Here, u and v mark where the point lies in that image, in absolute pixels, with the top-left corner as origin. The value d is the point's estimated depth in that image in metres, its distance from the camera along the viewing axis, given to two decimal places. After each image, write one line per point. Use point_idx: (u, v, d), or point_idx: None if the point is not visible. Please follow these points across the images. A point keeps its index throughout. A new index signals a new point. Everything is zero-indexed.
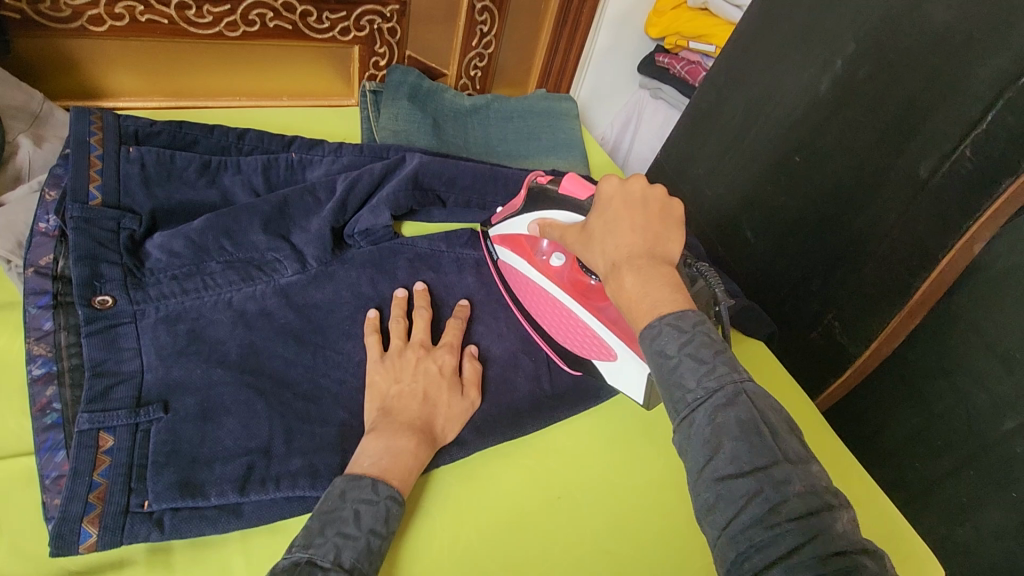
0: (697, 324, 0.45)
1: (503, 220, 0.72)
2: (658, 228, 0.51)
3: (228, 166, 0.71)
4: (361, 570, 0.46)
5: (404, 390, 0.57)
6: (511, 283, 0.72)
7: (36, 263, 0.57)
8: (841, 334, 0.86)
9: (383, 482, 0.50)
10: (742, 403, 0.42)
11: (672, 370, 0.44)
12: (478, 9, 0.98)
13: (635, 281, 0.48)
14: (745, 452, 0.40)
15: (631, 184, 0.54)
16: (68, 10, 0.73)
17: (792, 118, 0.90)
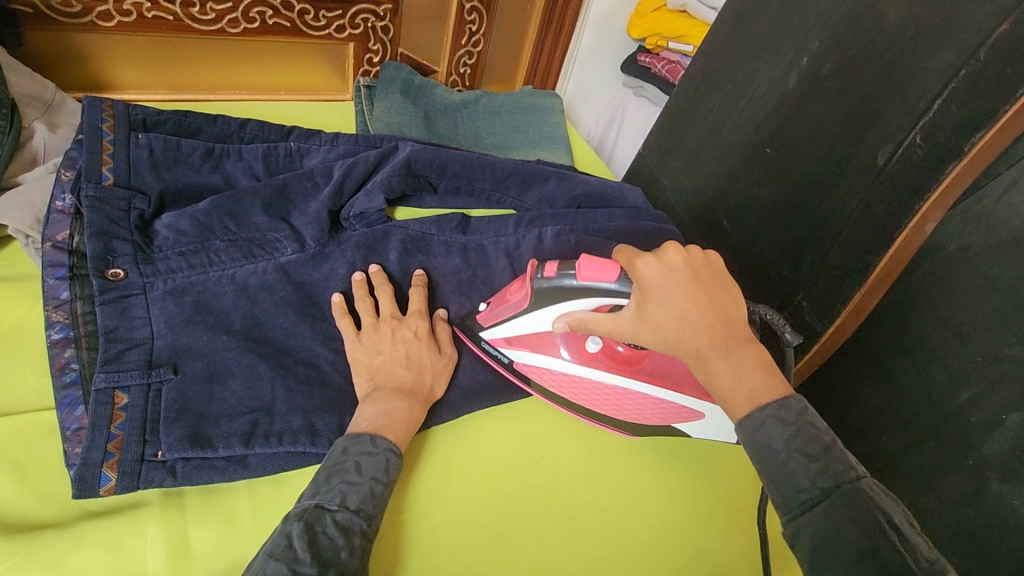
0: (800, 413, 0.48)
1: (500, 321, 0.67)
2: (718, 298, 0.53)
3: (230, 153, 0.75)
4: (366, 511, 0.49)
5: (387, 360, 0.61)
6: (544, 383, 0.68)
7: (54, 238, 0.62)
8: (808, 312, 0.91)
9: (381, 436, 0.54)
10: (862, 503, 0.43)
11: (783, 465, 0.46)
12: (466, 9, 1.04)
13: (726, 368, 0.50)
14: (871, 554, 0.41)
15: (671, 258, 0.55)
16: (79, 5, 0.77)
17: (764, 112, 0.95)
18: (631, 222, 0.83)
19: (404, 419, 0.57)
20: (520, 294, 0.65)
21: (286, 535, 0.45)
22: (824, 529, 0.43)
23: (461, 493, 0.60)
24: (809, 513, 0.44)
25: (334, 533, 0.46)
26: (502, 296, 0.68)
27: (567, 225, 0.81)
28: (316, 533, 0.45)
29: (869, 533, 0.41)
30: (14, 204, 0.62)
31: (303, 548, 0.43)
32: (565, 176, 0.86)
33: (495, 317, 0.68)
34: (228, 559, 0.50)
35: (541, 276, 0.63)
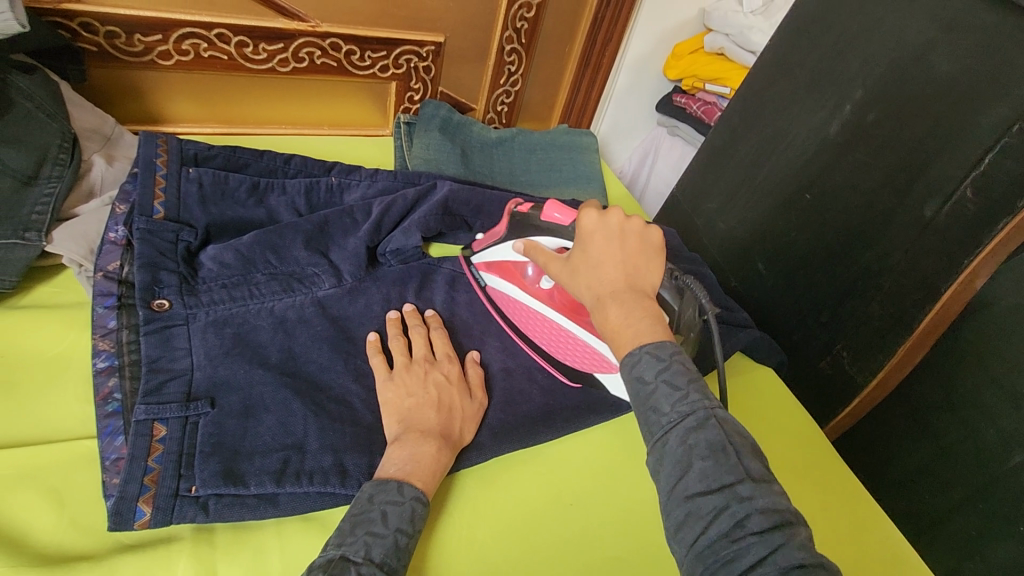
0: (675, 354, 0.49)
1: (488, 249, 0.77)
2: (639, 261, 0.55)
3: (275, 188, 0.77)
4: (391, 565, 0.48)
5: (419, 401, 0.61)
6: (501, 305, 0.77)
7: (105, 268, 0.64)
8: (847, 362, 0.88)
9: (408, 483, 0.54)
10: (713, 427, 0.45)
11: (648, 396, 0.48)
12: (507, 51, 1.06)
13: (619, 313, 0.52)
14: (712, 471, 0.43)
15: (610, 218, 0.57)
16: (141, 45, 0.81)
17: (803, 158, 0.94)
18: None
19: (433, 463, 0.56)
20: (501, 225, 0.75)
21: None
22: (678, 451, 0.45)
23: (480, 546, 0.58)
24: (663, 437, 0.46)
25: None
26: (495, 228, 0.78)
27: None
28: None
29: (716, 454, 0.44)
30: (70, 235, 0.64)
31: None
32: None
33: (483, 244, 0.77)
34: None
35: (515, 213, 0.73)
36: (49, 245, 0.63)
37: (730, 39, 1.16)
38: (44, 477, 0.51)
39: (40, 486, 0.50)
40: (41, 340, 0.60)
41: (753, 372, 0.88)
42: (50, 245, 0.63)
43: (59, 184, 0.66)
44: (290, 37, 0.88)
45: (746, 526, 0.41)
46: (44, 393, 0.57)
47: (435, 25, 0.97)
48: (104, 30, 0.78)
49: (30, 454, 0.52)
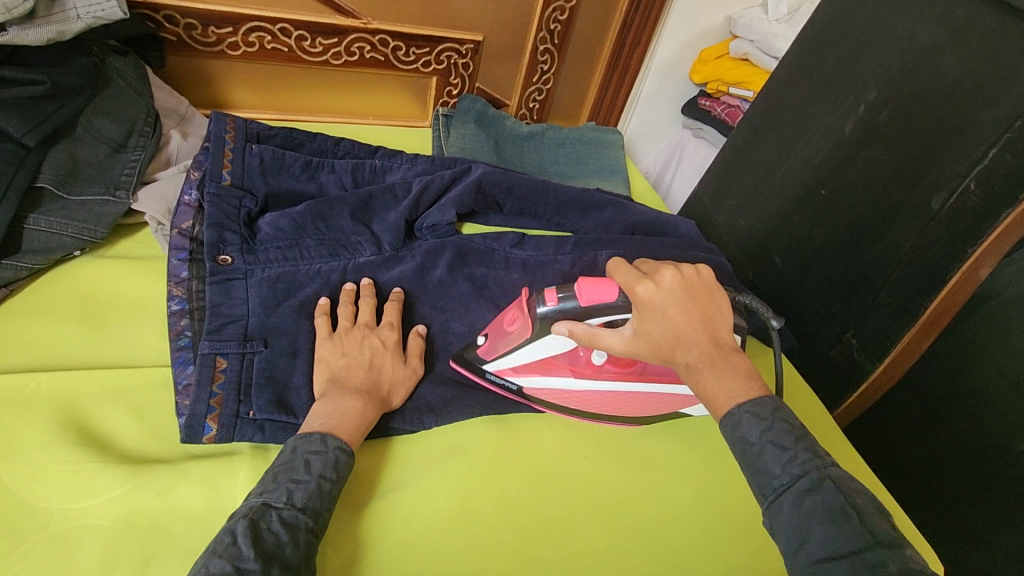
0: (775, 410, 0.51)
1: (503, 354, 0.68)
2: (711, 314, 0.57)
3: (326, 166, 0.85)
4: (313, 508, 0.50)
5: (351, 362, 0.63)
6: (547, 398, 0.71)
7: (180, 226, 0.72)
8: (856, 349, 0.92)
9: (331, 435, 0.55)
10: (828, 488, 0.46)
11: (756, 456, 0.49)
12: (540, 51, 1.13)
13: (713, 378, 0.53)
14: (835, 536, 0.44)
15: (672, 279, 0.57)
16: (213, 37, 0.91)
17: (819, 156, 0.98)
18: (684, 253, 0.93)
19: (356, 417, 0.58)
20: (520, 325, 0.66)
21: (229, 532, 0.46)
22: (794, 516, 0.46)
23: (498, 482, 0.64)
24: (780, 500, 0.47)
25: (279, 529, 0.47)
26: (499, 329, 0.68)
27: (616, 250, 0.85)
28: (259, 529, 0.46)
29: (832, 515, 0.44)
30: (152, 196, 0.74)
31: (245, 544, 0.45)
32: (621, 206, 0.93)
33: (495, 350, 0.68)
34: None
35: (540, 304, 0.63)
36: (135, 204, 0.72)
37: (755, 45, 1.21)
38: (128, 395, 0.59)
39: (124, 402, 0.58)
40: (123, 285, 0.69)
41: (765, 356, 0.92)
42: (136, 204, 0.72)
43: (144, 151, 0.75)
44: (343, 33, 0.97)
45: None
46: (127, 328, 0.65)
47: (474, 25, 1.05)
48: (183, 23, 0.88)
49: (116, 374, 0.60)
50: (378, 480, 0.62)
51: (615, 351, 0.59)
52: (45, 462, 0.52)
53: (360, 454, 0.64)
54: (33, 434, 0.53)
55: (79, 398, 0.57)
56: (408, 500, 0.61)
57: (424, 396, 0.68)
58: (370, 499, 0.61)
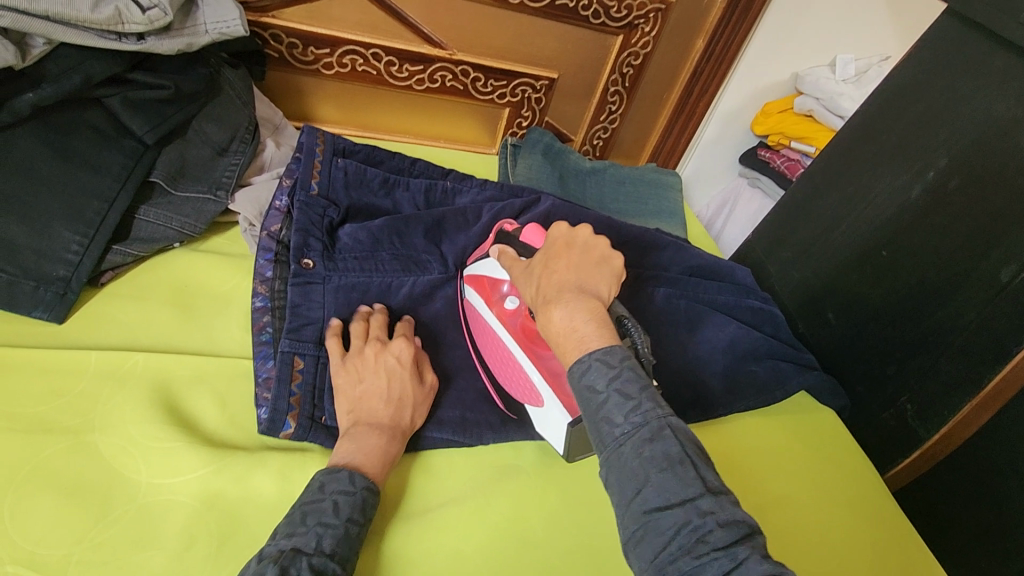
0: (625, 360, 0.51)
1: (474, 263, 0.74)
2: (594, 274, 0.59)
3: (401, 184, 0.88)
4: (341, 554, 0.50)
5: (367, 390, 0.62)
6: (470, 322, 0.74)
7: (269, 229, 0.76)
8: (911, 415, 0.90)
9: (359, 474, 0.55)
10: (667, 436, 0.48)
11: (601, 405, 0.50)
12: (610, 92, 1.17)
13: (562, 314, 0.54)
14: (671, 485, 0.45)
15: (577, 232, 0.62)
16: (312, 56, 0.98)
17: (882, 219, 0.94)
18: (737, 300, 0.95)
19: (381, 452, 0.58)
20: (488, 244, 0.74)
21: (261, 575, 0.45)
22: (631, 464, 0.47)
23: (553, 506, 0.65)
24: (617, 448, 0.48)
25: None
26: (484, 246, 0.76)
27: (677, 291, 0.93)
28: (291, 573, 0.46)
29: (670, 466, 0.46)
30: (249, 198, 0.79)
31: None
32: (682, 248, 0.97)
33: (477, 258, 0.75)
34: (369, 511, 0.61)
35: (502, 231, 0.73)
36: (232, 203, 0.77)
37: (819, 102, 1.23)
38: (213, 383, 0.62)
39: (211, 388, 0.62)
40: (214, 278, 0.73)
41: (811, 409, 0.92)
42: (233, 203, 0.77)
43: (243, 156, 0.80)
44: (429, 61, 1.02)
45: (707, 540, 0.43)
46: (216, 317, 0.70)
47: (550, 63, 1.10)
48: (287, 41, 0.95)
49: (205, 361, 0.64)
50: (431, 492, 0.64)
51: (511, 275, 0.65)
52: (138, 437, 0.55)
53: (417, 465, 0.66)
54: (130, 408, 0.57)
55: (170, 380, 0.61)
56: (465, 514, 0.62)
57: (484, 413, 0.71)
58: (423, 512, 0.62)
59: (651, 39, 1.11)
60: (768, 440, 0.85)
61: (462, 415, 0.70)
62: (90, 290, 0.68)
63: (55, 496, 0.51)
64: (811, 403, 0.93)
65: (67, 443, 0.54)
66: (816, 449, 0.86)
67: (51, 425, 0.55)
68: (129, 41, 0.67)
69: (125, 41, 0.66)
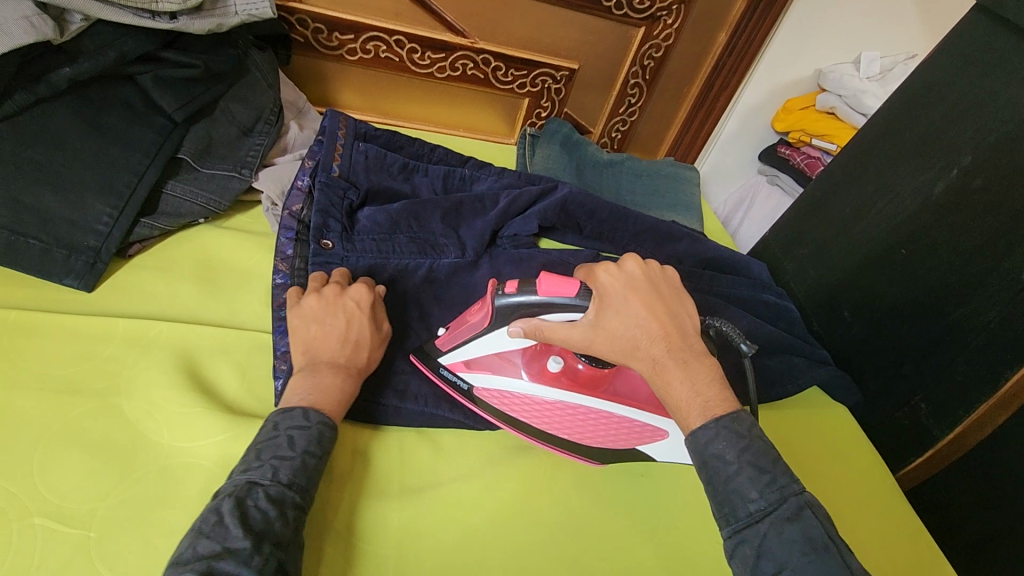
0: (751, 429, 0.53)
1: (461, 347, 0.68)
2: (676, 308, 0.58)
3: (420, 170, 0.90)
4: (299, 484, 0.51)
5: (327, 330, 0.61)
6: (500, 406, 0.68)
7: (291, 208, 0.78)
8: (925, 414, 0.89)
9: (314, 410, 0.55)
10: (806, 516, 0.48)
11: (730, 477, 0.51)
12: (631, 84, 1.18)
13: (682, 379, 0.55)
14: (817, 569, 0.46)
15: (630, 268, 0.58)
16: (336, 41, 0.99)
17: (903, 215, 0.92)
18: (752, 293, 0.95)
19: (338, 392, 0.58)
20: (480, 314, 0.64)
21: (216, 512, 0.46)
22: (771, 542, 0.48)
23: (560, 486, 0.65)
24: (753, 524, 0.49)
25: (266, 507, 0.48)
26: (462, 319, 0.68)
27: (691, 284, 0.92)
28: (246, 507, 0.47)
29: (806, 545, 0.47)
30: (271, 177, 0.80)
31: (235, 525, 0.45)
32: (697, 239, 0.96)
33: (453, 342, 0.68)
34: (377, 482, 0.61)
35: (500, 293, 0.62)
36: (256, 182, 0.79)
37: (842, 99, 1.22)
38: (233, 354, 0.64)
39: (231, 358, 0.64)
40: (237, 253, 0.75)
41: (823, 405, 0.91)
42: (257, 182, 0.79)
43: (268, 137, 0.82)
44: (451, 49, 1.03)
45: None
46: (238, 292, 0.71)
47: (571, 53, 1.10)
48: (312, 27, 0.97)
49: (226, 332, 0.65)
50: (441, 467, 0.65)
51: (572, 341, 0.60)
52: (162, 402, 0.57)
53: (425, 441, 0.67)
54: (155, 374, 0.59)
55: (193, 349, 0.63)
56: (474, 489, 0.63)
57: None
58: (433, 485, 0.62)
59: (673, 32, 1.11)
60: (777, 435, 0.84)
61: None
62: (118, 261, 0.70)
63: (81, 454, 0.53)
64: (823, 400, 0.92)
65: (94, 404, 0.56)
66: (826, 446, 0.86)
67: (81, 387, 0.57)
68: (162, 19, 0.69)
69: (158, 20, 0.68)
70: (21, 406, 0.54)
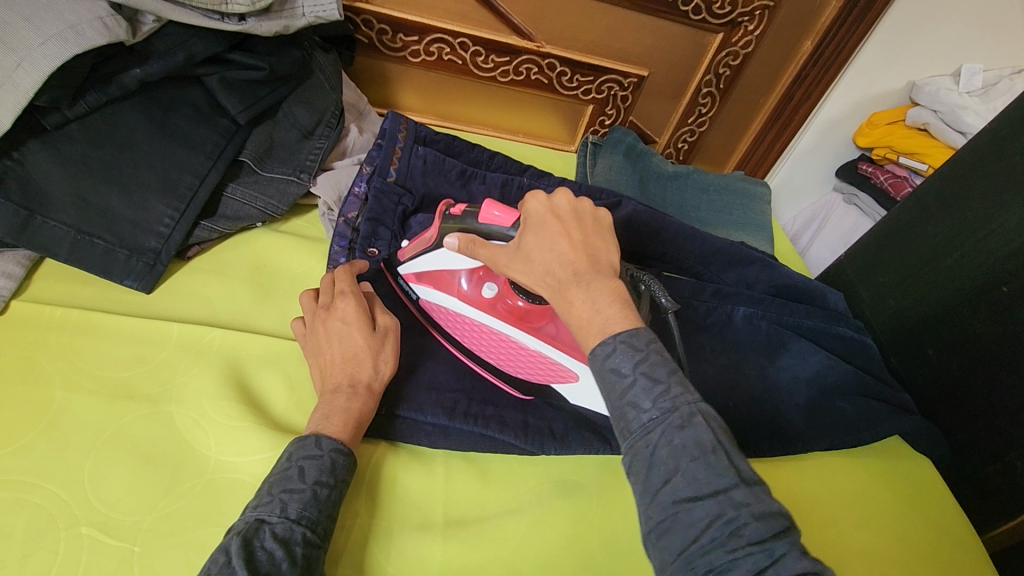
0: (650, 342, 0.47)
1: (415, 260, 0.69)
2: (595, 241, 0.53)
3: (478, 177, 0.84)
4: (310, 518, 0.48)
5: (330, 358, 0.59)
6: (438, 319, 0.70)
7: (346, 215, 0.77)
8: (1020, 473, 0.77)
9: (327, 437, 0.53)
10: (697, 424, 0.44)
11: (626, 390, 0.46)
12: (703, 93, 1.11)
13: (583, 299, 0.50)
14: (704, 475, 0.43)
15: (557, 199, 0.54)
16: (400, 43, 0.97)
17: (1006, 250, 0.79)
18: (826, 326, 0.87)
19: (347, 413, 0.55)
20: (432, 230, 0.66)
21: (223, 552, 0.44)
22: (663, 453, 0.44)
23: (612, 530, 0.61)
24: (644, 436, 0.45)
25: (273, 546, 0.45)
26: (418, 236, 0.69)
27: (761, 310, 0.87)
28: (253, 548, 0.44)
29: (699, 452, 0.43)
30: (330, 182, 0.79)
31: (240, 565, 0.43)
32: (770, 265, 0.89)
33: (410, 254, 0.69)
34: (421, 511, 0.59)
35: (449, 215, 0.64)
36: (313, 186, 0.78)
37: (938, 116, 1.10)
38: (284, 364, 0.63)
39: (281, 369, 0.62)
40: (292, 259, 0.74)
41: (899, 454, 0.83)
42: (314, 186, 0.78)
43: (327, 140, 0.80)
44: (516, 53, 1.00)
45: (741, 534, 0.40)
46: (290, 298, 0.70)
47: (641, 60, 1.05)
48: (378, 28, 0.95)
49: (276, 342, 0.64)
50: (484, 500, 0.61)
51: (499, 266, 0.57)
52: (210, 412, 0.56)
53: (468, 471, 0.63)
54: (204, 383, 0.58)
55: (243, 359, 0.62)
56: (517, 526, 0.59)
57: (548, 420, 0.66)
58: (474, 521, 0.59)
59: (754, 39, 1.04)
60: (849, 480, 0.78)
61: (526, 420, 0.66)
62: (177, 262, 0.70)
63: (130, 462, 0.53)
64: (902, 448, 0.84)
65: (144, 410, 0.56)
66: (901, 502, 0.78)
67: (134, 391, 0.57)
68: (231, 21, 0.68)
69: (227, 21, 0.68)
70: (77, 408, 0.55)
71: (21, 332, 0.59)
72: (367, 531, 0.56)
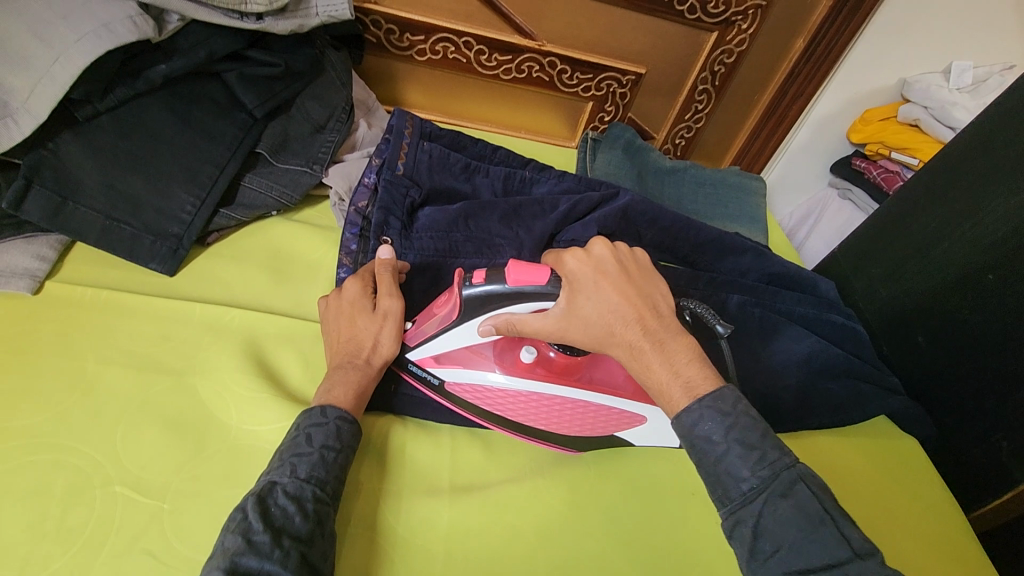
0: (736, 404, 0.51)
1: (431, 340, 0.65)
2: (644, 289, 0.58)
3: (482, 170, 0.89)
4: (319, 477, 0.52)
5: (335, 335, 0.63)
6: (475, 398, 0.66)
7: (356, 205, 0.80)
8: (1005, 453, 0.80)
9: (331, 406, 0.56)
10: (799, 492, 0.48)
11: (720, 458, 0.50)
12: (699, 90, 1.15)
13: (661, 360, 0.54)
14: (815, 544, 0.46)
15: (597, 252, 0.58)
16: (407, 42, 1.02)
17: (991, 238, 0.82)
18: (817, 312, 0.90)
19: (352, 385, 0.59)
20: (448, 306, 0.62)
21: (241, 509, 0.48)
22: (769, 520, 0.48)
23: (609, 499, 0.64)
24: (746, 504, 0.49)
25: (286, 502, 0.49)
26: (428, 311, 0.65)
27: (752, 298, 0.89)
28: (267, 504, 0.48)
29: (805, 520, 0.47)
30: (340, 173, 0.82)
31: (256, 519, 0.46)
32: (761, 254, 0.93)
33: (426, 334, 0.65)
34: (428, 479, 0.63)
35: (469, 285, 0.60)
36: (325, 177, 0.82)
37: (928, 111, 1.13)
38: (299, 342, 0.66)
39: (296, 347, 0.66)
40: (305, 246, 0.78)
41: (887, 436, 0.86)
42: (326, 177, 0.82)
43: (338, 134, 0.84)
44: (518, 51, 1.04)
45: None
46: (304, 282, 0.74)
47: (639, 58, 1.09)
48: (385, 27, 0.99)
49: (292, 322, 0.68)
50: (487, 471, 0.65)
51: (549, 331, 0.59)
52: (232, 384, 0.60)
53: (472, 444, 0.67)
54: (225, 358, 0.62)
55: (261, 337, 0.65)
56: (519, 494, 0.62)
57: None
58: (478, 488, 0.63)
59: (747, 37, 1.07)
60: (838, 459, 0.81)
61: None
62: (197, 248, 0.74)
63: (158, 429, 0.56)
64: (892, 431, 0.88)
65: (170, 383, 0.60)
66: (889, 480, 0.81)
67: (160, 365, 0.61)
68: (249, 20, 0.72)
69: (245, 20, 0.72)
70: (109, 380, 0.59)
71: (57, 310, 0.63)
72: (377, 496, 0.60)
